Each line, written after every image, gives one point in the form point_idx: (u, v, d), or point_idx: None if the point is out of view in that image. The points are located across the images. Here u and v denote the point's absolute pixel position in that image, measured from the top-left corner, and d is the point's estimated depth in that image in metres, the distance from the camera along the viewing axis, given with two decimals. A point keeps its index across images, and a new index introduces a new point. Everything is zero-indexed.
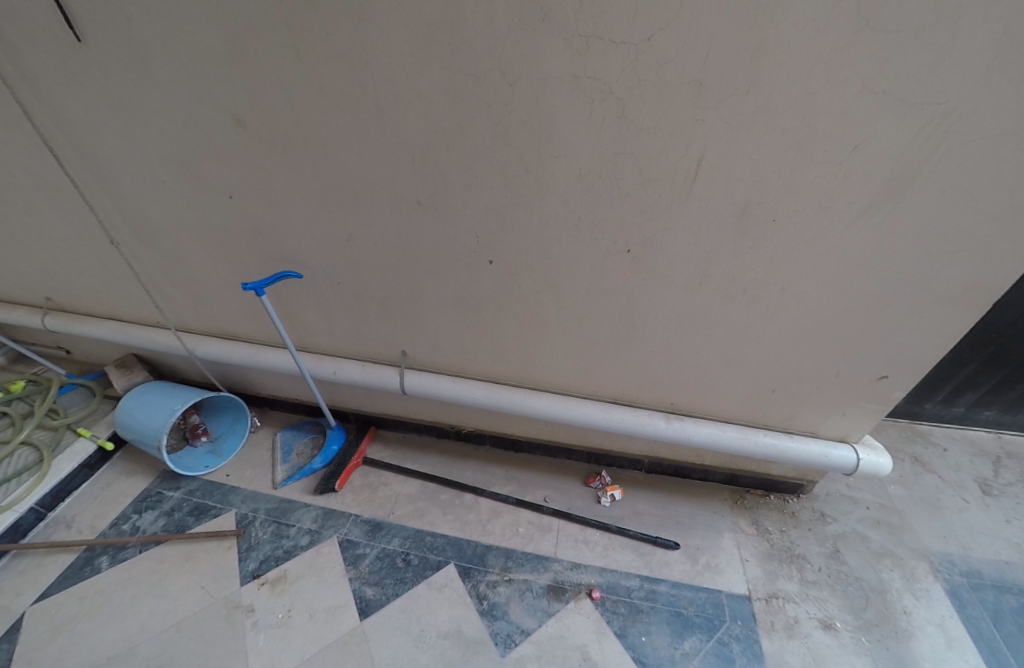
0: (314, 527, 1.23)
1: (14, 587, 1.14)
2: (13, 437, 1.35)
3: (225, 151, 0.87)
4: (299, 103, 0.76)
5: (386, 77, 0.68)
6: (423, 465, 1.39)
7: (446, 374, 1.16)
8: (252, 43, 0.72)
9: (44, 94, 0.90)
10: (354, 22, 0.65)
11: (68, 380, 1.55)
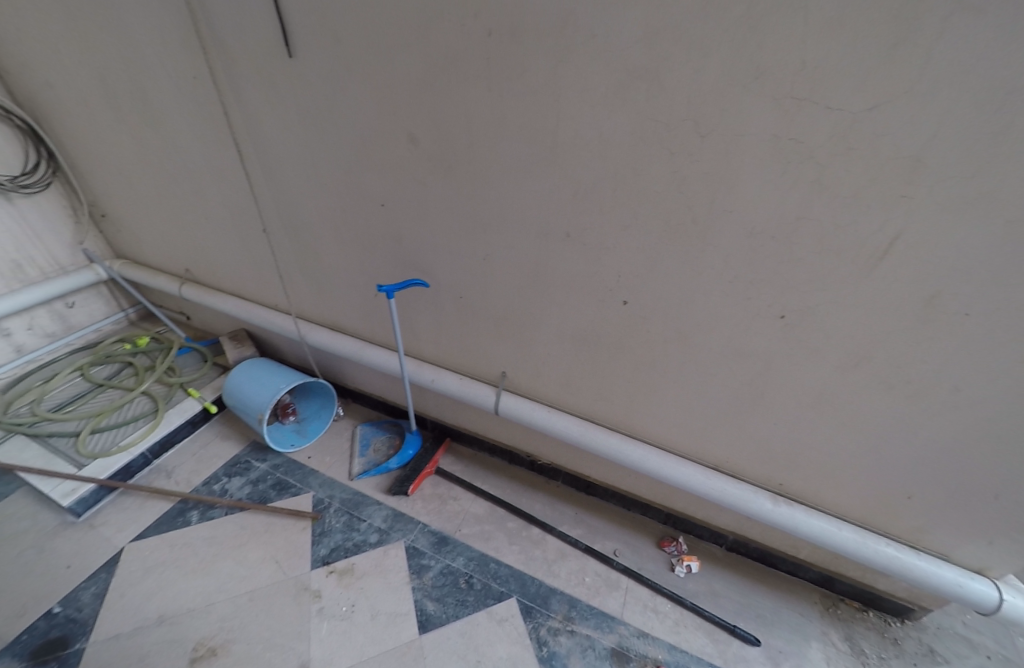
0: (383, 526, 1.24)
1: (119, 522, 1.25)
2: (136, 387, 1.52)
3: (389, 162, 0.94)
4: (475, 129, 0.80)
5: (570, 115, 0.71)
6: (493, 487, 1.37)
7: (541, 404, 1.15)
8: (446, 71, 0.77)
9: (243, 96, 1.02)
10: (553, 62, 0.68)
11: (186, 343, 1.72)
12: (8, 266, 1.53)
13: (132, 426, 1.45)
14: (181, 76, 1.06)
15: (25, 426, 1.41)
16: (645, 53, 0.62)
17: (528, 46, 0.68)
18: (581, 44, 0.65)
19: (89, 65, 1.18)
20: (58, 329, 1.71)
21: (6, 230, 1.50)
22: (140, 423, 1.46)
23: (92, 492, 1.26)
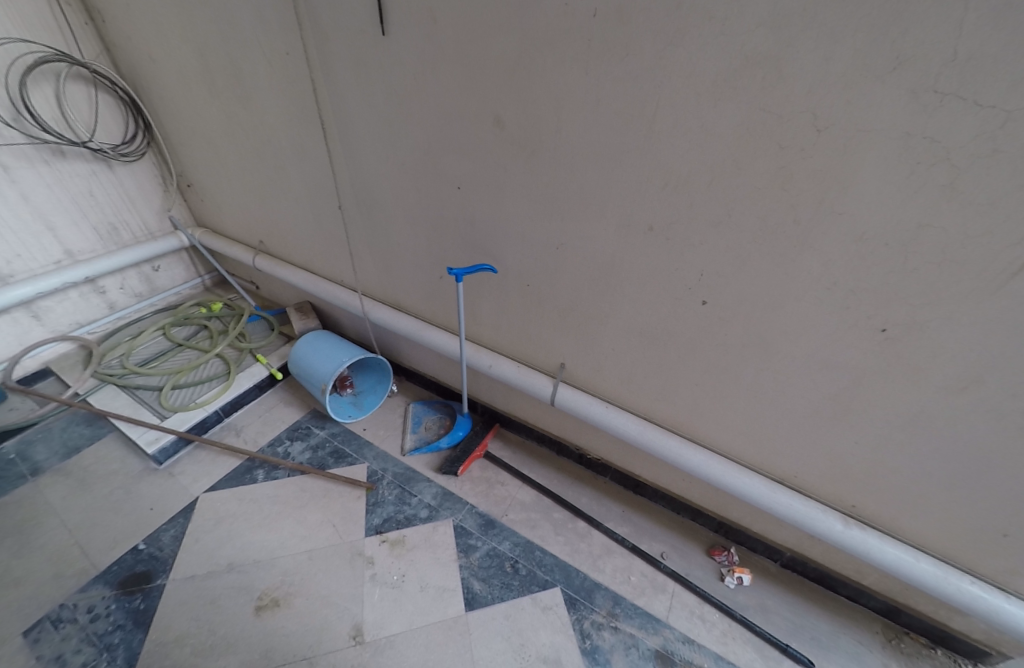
0: (432, 503, 1.27)
1: (194, 473, 1.35)
2: (211, 349, 1.62)
3: (472, 146, 0.94)
4: (566, 113, 0.79)
5: (673, 103, 0.69)
6: (540, 476, 1.37)
7: (600, 398, 1.14)
8: (542, 53, 0.76)
9: (332, 76, 1.04)
10: (663, 46, 0.66)
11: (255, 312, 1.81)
12: (106, 228, 1.66)
13: (207, 385, 1.55)
14: (274, 53, 1.09)
15: (116, 377, 1.54)
16: (769, 39, 0.59)
17: (635, 28, 0.66)
18: (697, 28, 0.63)
19: (190, 41, 1.24)
20: (144, 290, 1.85)
21: (106, 195, 1.62)
22: (214, 383, 1.56)
23: (172, 443, 1.37)
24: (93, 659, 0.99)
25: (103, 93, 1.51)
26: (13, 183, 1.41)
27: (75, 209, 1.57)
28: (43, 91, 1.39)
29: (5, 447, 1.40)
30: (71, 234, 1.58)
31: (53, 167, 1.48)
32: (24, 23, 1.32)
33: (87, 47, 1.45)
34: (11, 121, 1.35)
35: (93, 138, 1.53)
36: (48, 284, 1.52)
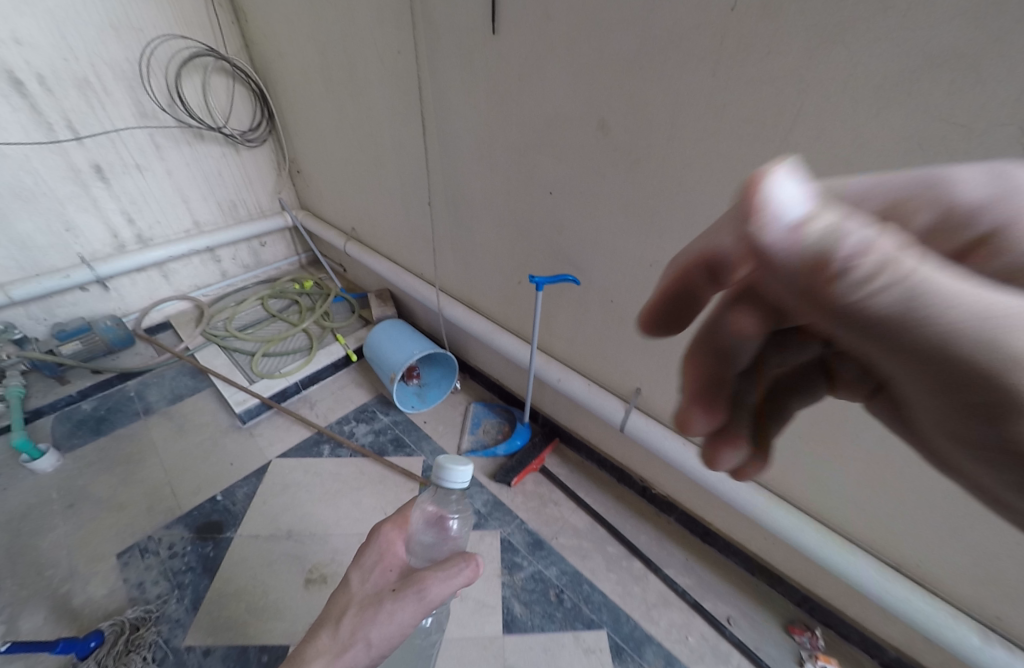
0: (482, 510, 1.24)
1: (270, 438, 1.44)
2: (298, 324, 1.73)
3: (570, 148, 0.89)
4: (683, 118, 0.72)
5: (818, 112, 0.61)
6: (596, 502, 1.28)
7: (677, 433, 1.05)
8: (663, 53, 0.70)
9: (438, 71, 1.03)
10: (815, 44, 0.58)
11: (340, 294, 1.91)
12: (227, 205, 1.83)
13: (291, 358, 1.65)
14: (385, 49, 1.12)
15: (219, 338, 1.70)
16: (959, 37, 0.50)
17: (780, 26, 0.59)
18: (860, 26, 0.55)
19: (314, 37, 1.32)
20: (251, 263, 2.03)
21: (231, 175, 1.79)
22: (297, 356, 1.67)
23: (257, 405, 1.47)
24: (165, 594, 1.08)
25: (239, 84, 1.67)
26: (163, 160, 1.61)
27: (206, 186, 1.75)
28: (192, 81, 1.57)
29: (127, 385, 1.60)
30: (200, 208, 1.77)
31: (193, 148, 1.66)
32: (183, 20, 1.48)
33: (231, 42, 1.61)
34: (167, 107, 1.54)
35: (226, 125, 1.69)
36: (177, 249, 1.72)
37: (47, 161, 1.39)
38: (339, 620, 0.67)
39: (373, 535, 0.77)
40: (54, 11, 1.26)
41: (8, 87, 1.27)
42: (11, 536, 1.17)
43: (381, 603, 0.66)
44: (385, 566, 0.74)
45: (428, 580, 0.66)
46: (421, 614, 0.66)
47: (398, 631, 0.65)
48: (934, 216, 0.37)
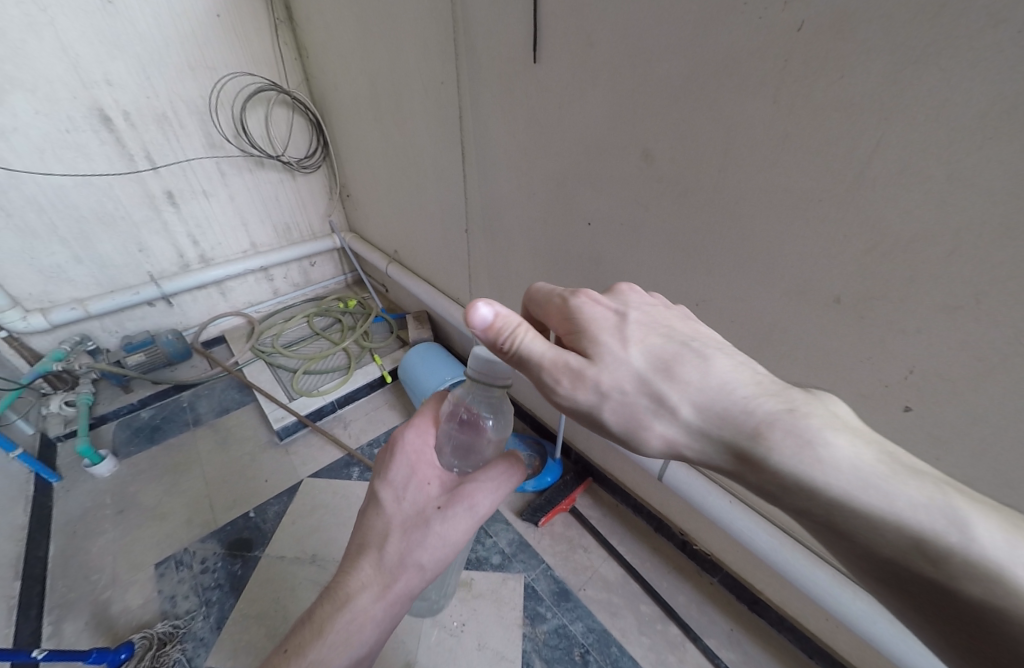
0: (506, 551, 1.18)
1: (304, 457, 1.47)
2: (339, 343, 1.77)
3: (611, 179, 0.84)
4: (736, 148, 0.66)
5: (903, 143, 0.54)
6: (630, 552, 1.19)
7: (723, 490, 0.96)
8: (716, 79, 0.64)
9: (479, 102, 1.02)
10: (902, 66, 0.51)
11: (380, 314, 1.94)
12: (282, 227, 1.92)
13: (329, 377, 1.69)
14: (430, 80, 1.13)
15: (265, 354, 1.76)
16: None
17: (858, 48, 0.53)
18: (962, 42, 0.48)
19: (365, 70, 1.36)
20: (301, 281, 2.12)
21: (288, 199, 1.88)
22: (335, 375, 1.70)
23: (294, 423, 1.50)
24: (194, 610, 1.10)
25: (299, 114, 1.75)
26: (227, 186, 1.71)
27: (264, 210, 1.84)
28: (256, 114, 1.65)
29: (181, 396, 1.68)
30: (258, 230, 1.86)
31: (254, 174, 1.75)
32: (251, 59, 1.58)
33: (294, 76, 1.69)
34: (232, 138, 1.64)
35: (285, 153, 1.78)
36: (234, 268, 1.82)
37: (127, 189, 1.51)
38: (382, 549, 0.66)
39: (401, 446, 0.71)
40: (141, 54, 1.38)
41: (98, 124, 1.39)
42: (67, 538, 1.24)
43: (431, 521, 0.67)
44: (420, 481, 0.70)
45: (477, 493, 0.69)
46: (469, 527, 0.69)
47: (450, 548, 0.68)
48: (623, 324, 0.54)
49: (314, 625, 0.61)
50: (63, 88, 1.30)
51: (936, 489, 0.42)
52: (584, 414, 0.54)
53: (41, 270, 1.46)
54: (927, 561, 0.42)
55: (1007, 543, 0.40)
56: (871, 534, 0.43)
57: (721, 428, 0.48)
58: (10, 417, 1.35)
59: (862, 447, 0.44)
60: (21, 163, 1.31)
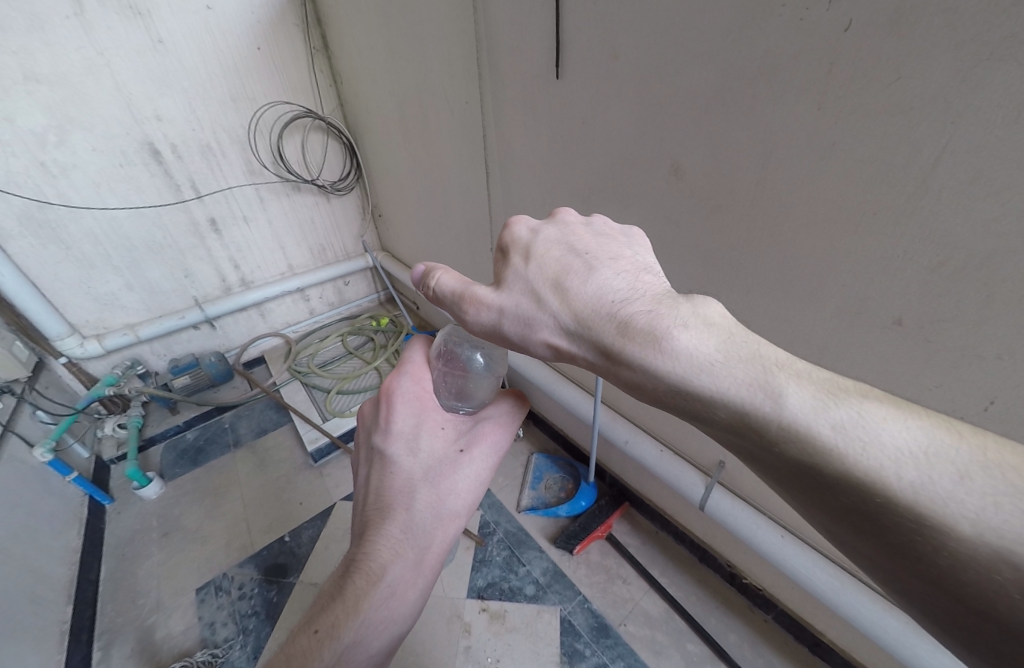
0: (541, 580, 1.13)
1: (337, 479, 1.47)
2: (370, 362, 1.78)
3: (639, 194, 0.80)
4: (775, 159, 0.61)
5: (972, 150, 0.47)
6: (673, 585, 1.11)
7: (774, 522, 0.88)
8: (752, 88, 0.59)
9: (502, 120, 1.01)
10: (968, 65, 0.45)
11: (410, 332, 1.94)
12: (317, 249, 1.97)
13: (362, 396, 1.70)
14: (454, 99, 1.12)
15: (301, 374, 1.80)
16: None
17: (907, 54, 0.47)
18: None
19: (393, 93, 1.38)
20: (335, 300, 2.16)
21: (322, 221, 1.93)
22: (367, 394, 1.71)
23: (327, 445, 1.52)
24: (231, 638, 1.11)
25: (333, 139, 1.79)
26: (265, 211, 1.77)
27: (300, 233, 1.89)
28: (293, 140, 1.71)
29: (223, 417, 1.74)
30: (294, 253, 1.92)
31: (291, 199, 1.81)
32: (289, 87, 1.64)
33: (327, 102, 1.74)
34: (271, 165, 1.70)
35: (320, 176, 1.82)
36: (272, 290, 1.88)
37: (175, 219, 1.59)
38: (411, 509, 0.62)
39: (403, 394, 0.66)
40: (188, 90, 1.46)
41: (148, 158, 1.47)
42: (117, 561, 1.29)
43: (455, 468, 0.64)
44: (432, 426, 0.66)
45: (496, 427, 0.67)
46: (492, 462, 0.68)
47: (478, 486, 0.66)
48: (529, 242, 0.54)
49: (350, 608, 0.56)
50: (118, 126, 1.39)
51: (769, 369, 0.40)
52: (487, 334, 0.56)
53: (96, 298, 1.54)
54: (761, 434, 0.39)
55: (814, 408, 0.38)
56: (694, 406, 0.42)
57: (590, 329, 0.47)
58: (67, 441, 1.44)
59: (705, 335, 0.43)
60: (80, 198, 1.40)
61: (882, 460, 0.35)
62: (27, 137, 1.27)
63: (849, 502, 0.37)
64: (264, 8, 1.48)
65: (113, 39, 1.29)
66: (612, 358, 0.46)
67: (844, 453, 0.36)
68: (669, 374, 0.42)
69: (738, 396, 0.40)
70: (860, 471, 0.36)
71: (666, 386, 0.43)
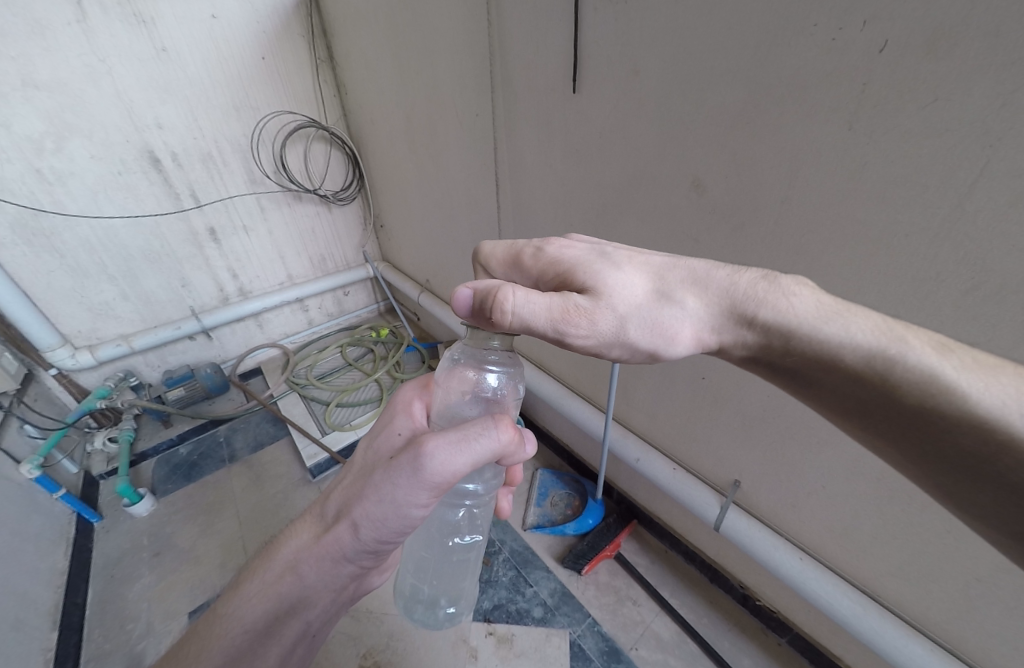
0: (548, 602, 1.10)
1: None
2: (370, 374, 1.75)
3: (658, 209, 0.79)
4: (803, 176, 0.60)
5: (1013, 172, 0.47)
6: (684, 606, 1.09)
7: (792, 545, 0.86)
8: (781, 105, 0.59)
9: (514, 134, 1.00)
10: (1011, 87, 0.45)
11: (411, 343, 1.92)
12: (317, 259, 1.95)
13: (361, 409, 1.66)
14: (464, 111, 1.11)
15: (299, 386, 1.76)
16: None
17: (945, 76, 0.48)
18: None
19: (400, 105, 1.37)
20: (335, 311, 2.13)
21: (322, 231, 1.90)
22: (367, 407, 1.67)
23: (326, 460, 1.48)
24: None
25: (335, 150, 1.78)
26: (266, 221, 1.74)
27: (300, 243, 1.87)
28: (296, 149, 1.69)
29: (218, 430, 1.69)
30: (294, 263, 1.89)
31: (292, 208, 1.78)
32: (293, 97, 1.62)
33: (331, 112, 1.73)
34: (272, 174, 1.68)
35: (322, 186, 1.80)
36: (271, 301, 1.85)
37: (172, 228, 1.55)
38: (325, 502, 0.65)
39: (392, 399, 0.73)
40: (189, 98, 1.44)
41: (148, 166, 1.44)
42: (105, 583, 1.24)
43: (374, 474, 0.60)
44: (392, 432, 0.68)
45: (430, 443, 0.55)
46: (418, 486, 0.56)
47: (390, 506, 0.58)
48: (598, 251, 0.55)
49: (248, 575, 0.64)
50: (117, 133, 1.36)
51: (891, 327, 0.47)
52: (607, 347, 0.52)
53: (90, 308, 1.51)
54: (884, 381, 0.46)
55: (934, 355, 0.45)
56: (828, 364, 0.48)
57: (715, 303, 0.52)
58: (55, 457, 1.39)
59: (821, 298, 0.50)
60: (76, 207, 1.36)
61: (1001, 400, 0.43)
62: (23, 143, 1.24)
63: (969, 453, 0.44)
64: (269, 18, 1.47)
65: (116, 45, 1.28)
66: (741, 327, 0.51)
67: (972, 394, 0.43)
68: (802, 335, 0.49)
69: (865, 349, 0.47)
70: (985, 410, 0.43)
71: (802, 346, 0.49)
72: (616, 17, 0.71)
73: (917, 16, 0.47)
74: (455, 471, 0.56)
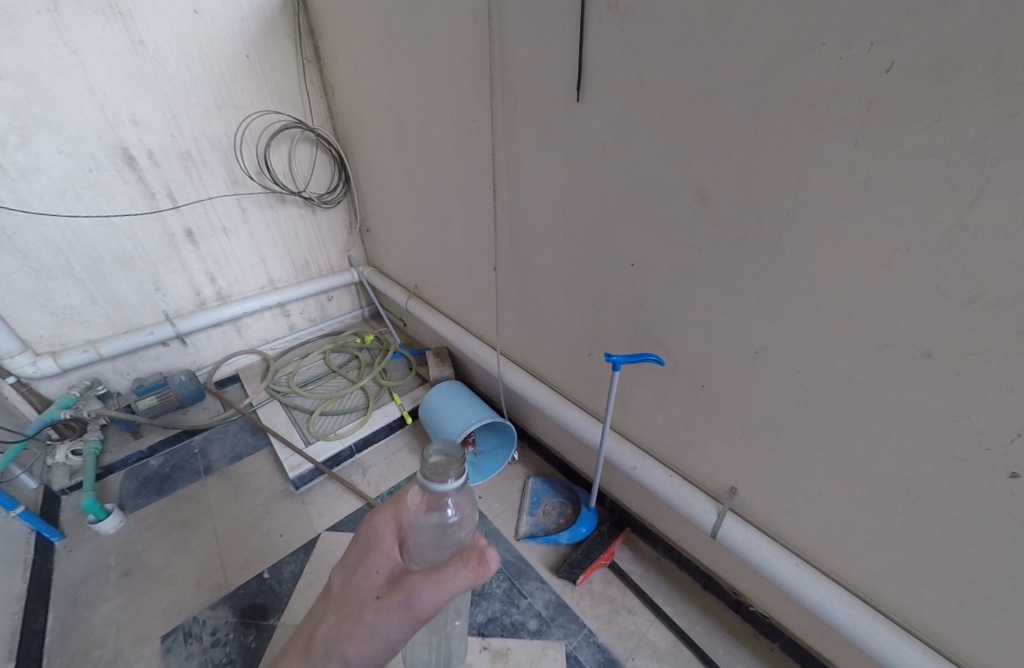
0: (543, 614, 1.08)
1: (321, 507, 1.38)
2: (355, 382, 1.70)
3: (661, 218, 0.79)
4: (806, 191, 0.62)
5: (1013, 188, 0.50)
6: (679, 613, 1.09)
7: (788, 550, 0.87)
8: (788, 120, 0.61)
9: (513, 139, 0.99)
10: (1011, 111, 0.48)
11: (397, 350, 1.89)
12: (300, 263, 1.89)
13: (347, 417, 1.61)
14: (460, 117, 1.10)
15: (280, 394, 1.70)
16: None
17: (950, 97, 0.50)
18: None
19: (391, 107, 1.35)
20: (318, 316, 2.07)
21: (306, 234, 1.85)
22: (353, 415, 1.62)
23: (309, 471, 1.43)
24: None
25: (322, 151, 1.74)
26: (247, 223, 1.68)
27: (282, 246, 1.81)
28: (280, 150, 1.64)
29: (193, 440, 1.61)
30: (276, 266, 1.83)
31: (275, 210, 1.73)
32: (277, 95, 1.58)
33: (318, 113, 1.69)
34: (255, 174, 1.62)
35: (306, 188, 1.75)
36: (251, 305, 1.78)
37: (146, 228, 1.48)
38: (310, 641, 0.60)
39: (361, 531, 0.68)
40: (167, 93, 1.38)
41: (121, 163, 1.37)
42: (67, 607, 1.15)
43: (355, 616, 0.59)
44: (370, 567, 0.64)
45: (417, 585, 0.58)
46: (408, 624, 0.58)
47: (381, 644, 0.58)
48: None
49: None
50: (88, 128, 1.29)
51: None
52: None
53: (54, 312, 1.42)
54: None
55: None
56: None
57: None
58: (13, 472, 1.31)
59: None
60: (41, 204, 1.28)
61: None
62: None
63: None
64: (254, 14, 1.43)
65: (89, 37, 1.21)
66: None
67: None
68: None
69: None
70: None
71: None
72: (621, 28, 0.71)
73: (926, 39, 0.49)
74: (440, 606, 0.58)
